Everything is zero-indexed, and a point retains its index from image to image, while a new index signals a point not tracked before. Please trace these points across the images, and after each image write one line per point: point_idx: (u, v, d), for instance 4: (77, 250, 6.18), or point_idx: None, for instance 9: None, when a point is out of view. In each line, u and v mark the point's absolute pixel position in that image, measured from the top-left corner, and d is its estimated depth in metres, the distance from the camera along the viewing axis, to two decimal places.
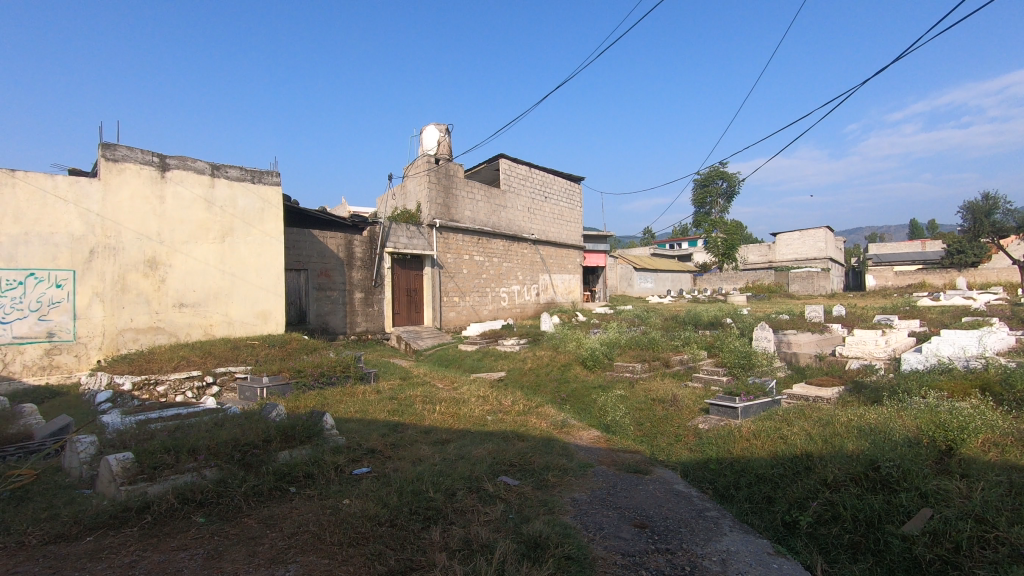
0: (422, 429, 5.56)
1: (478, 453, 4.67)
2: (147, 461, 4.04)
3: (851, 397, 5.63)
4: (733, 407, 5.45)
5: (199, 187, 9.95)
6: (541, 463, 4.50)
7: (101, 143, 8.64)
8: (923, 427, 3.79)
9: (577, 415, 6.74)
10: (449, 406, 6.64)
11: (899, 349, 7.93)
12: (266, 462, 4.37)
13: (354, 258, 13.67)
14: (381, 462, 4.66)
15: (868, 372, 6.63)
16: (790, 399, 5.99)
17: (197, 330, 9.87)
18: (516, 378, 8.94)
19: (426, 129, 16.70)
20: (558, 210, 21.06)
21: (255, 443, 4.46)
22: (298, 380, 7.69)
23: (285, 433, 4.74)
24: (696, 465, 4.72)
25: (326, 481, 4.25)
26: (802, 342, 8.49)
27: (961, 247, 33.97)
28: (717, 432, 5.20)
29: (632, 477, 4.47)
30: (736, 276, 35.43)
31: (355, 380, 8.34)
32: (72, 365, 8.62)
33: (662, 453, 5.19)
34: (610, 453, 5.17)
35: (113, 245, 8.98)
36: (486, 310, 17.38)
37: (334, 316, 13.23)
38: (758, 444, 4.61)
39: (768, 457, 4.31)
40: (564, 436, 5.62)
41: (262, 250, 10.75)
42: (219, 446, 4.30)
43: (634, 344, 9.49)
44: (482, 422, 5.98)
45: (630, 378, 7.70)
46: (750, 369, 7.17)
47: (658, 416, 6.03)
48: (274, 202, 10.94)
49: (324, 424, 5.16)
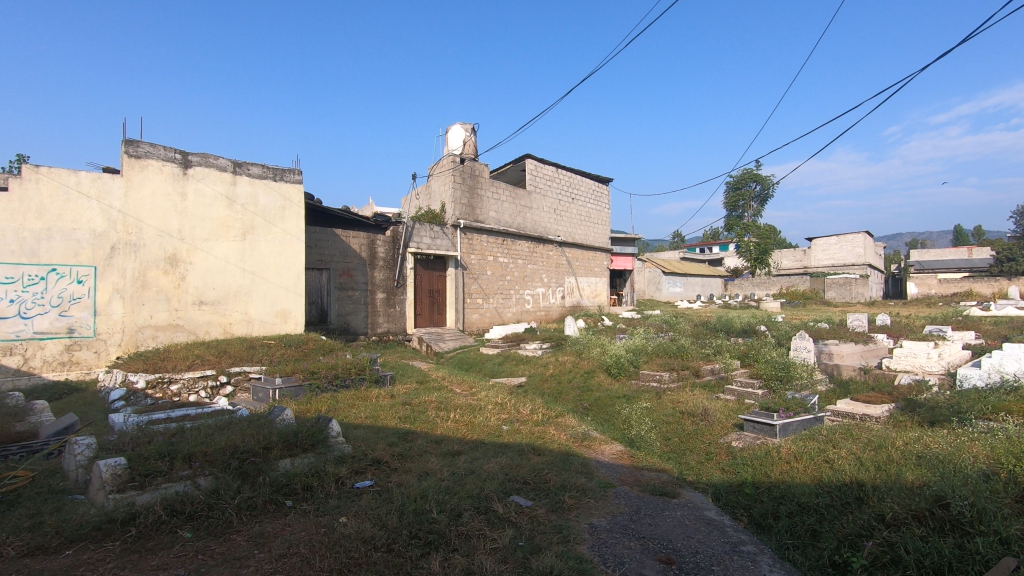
0: (433, 439, 5.24)
1: (490, 468, 4.33)
2: (140, 467, 3.83)
3: (904, 417, 5.13)
4: (771, 424, 4.95)
5: (220, 184, 9.89)
6: (557, 481, 4.12)
7: (123, 139, 8.64)
8: (1001, 461, 3.27)
9: (599, 427, 6.35)
10: (465, 414, 6.30)
11: (954, 364, 7.28)
12: (265, 471, 4.12)
13: (377, 258, 13.50)
14: (386, 474, 4.37)
15: (922, 389, 6.00)
16: (834, 416, 5.48)
17: (216, 328, 9.81)
18: (537, 385, 8.56)
19: (452, 128, 16.48)
20: (585, 212, 20.60)
21: (255, 450, 4.22)
22: (311, 382, 7.48)
23: (288, 440, 4.49)
24: (729, 488, 4.30)
25: (325, 495, 3.97)
26: (845, 353, 7.91)
27: (1012, 255, 31.97)
28: (753, 451, 4.72)
29: (657, 501, 4.05)
30: (769, 281, 34.19)
31: (370, 384, 8.08)
32: (91, 361, 8.59)
33: (690, 472, 4.77)
34: (634, 471, 4.76)
35: (134, 242, 8.96)
36: (510, 313, 17.06)
37: (356, 316, 13.09)
38: (800, 468, 4.15)
39: (811, 484, 3.88)
40: (585, 451, 5.22)
41: (283, 249, 10.64)
42: (215, 453, 4.07)
43: (661, 352, 9.01)
44: (498, 432, 5.62)
45: (657, 389, 7.23)
46: (790, 382, 6.63)
47: (688, 430, 5.58)
48: (296, 200, 10.84)
49: (330, 431, 4.90)
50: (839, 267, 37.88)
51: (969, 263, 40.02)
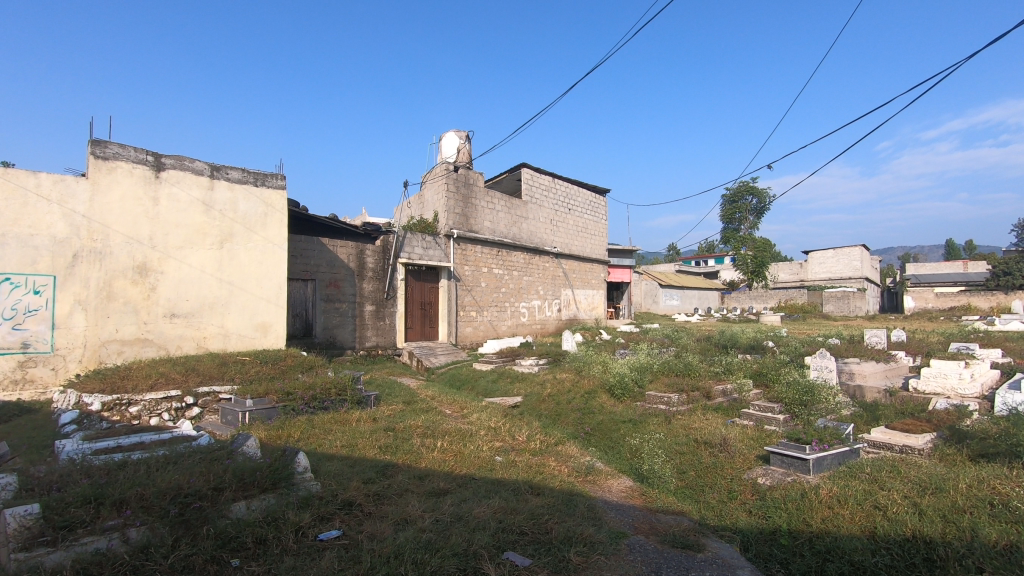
0: (416, 475, 4.57)
1: (481, 513, 3.68)
2: (56, 519, 3.18)
3: (951, 451, 4.54)
4: (804, 459, 4.33)
5: (197, 189, 9.28)
6: (559, 532, 3.45)
7: (89, 139, 8.02)
8: None
9: (604, 456, 5.72)
10: (454, 442, 5.62)
11: (987, 385, 6.71)
12: (212, 519, 3.47)
13: (366, 268, 12.86)
14: (357, 522, 3.71)
15: (962, 416, 5.39)
16: (870, 448, 4.88)
17: (189, 343, 9.11)
18: (534, 405, 7.90)
19: (446, 135, 15.95)
20: (582, 222, 20.07)
21: (202, 493, 3.57)
22: (286, 404, 6.80)
23: (243, 479, 3.84)
24: (759, 536, 3.67)
25: (281, 551, 3.31)
26: (868, 373, 7.29)
27: (1008, 269, 31.41)
28: (785, 492, 4.06)
29: (680, 557, 3.40)
30: (767, 294, 33.73)
31: (352, 406, 7.40)
32: (48, 379, 7.88)
33: (711, 514, 4.14)
34: (648, 514, 4.10)
35: (100, 249, 8.30)
36: (504, 326, 16.42)
37: (342, 329, 12.40)
38: (847, 516, 3.52)
39: (863, 538, 3.27)
40: (590, 488, 4.56)
41: (264, 258, 10.01)
42: (152, 498, 3.43)
43: (667, 370, 8.38)
44: (490, 465, 4.96)
45: (666, 412, 6.59)
46: (814, 407, 6.00)
47: (705, 463, 4.94)
48: (279, 207, 10.23)
49: (296, 467, 4.25)
50: (836, 280, 37.52)
51: (965, 277, 39.74)
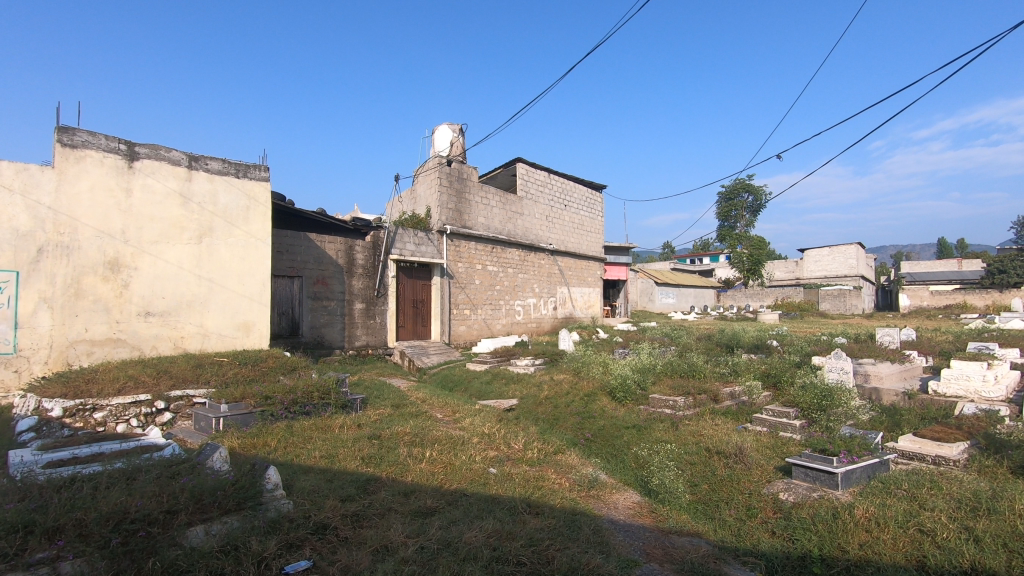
0: (400, 491, 4.11)
1: (472, 538, 3.23)
2: None
3: (991, 463, 4.13)
4: (831, 473, 3.89)
5: (174, 180, 8.76)
6: (562, 563, 3.00)
7: (54, 126, 7.49)
8: None
9: (607, 466, 5.27)
10: (445, 452, 5.16)
11: (1011, 387, 6.31)
12: (161, 548, 2.98)
13: (355, 265, 12.35)
14: (330, 549, 3.26)
15: (995, 421, 4.98)
16: (897, 459, 4.47)
17: (165, 343, 8.60)
18: (530, 409, 7.46)
19: (439, 128, 15.46)
20: (578, 219, 19.64)
21: (151, 518, 3.09)
22: (264, 409, 6.32)
23: (202, 499, 3.36)
24: (786, 561, 3.22)
25: None
26: (885, 374, 6.92)
27: (1003, 267, 31.22)
28: (813, 511, 3.61)
29: None
30: (764, 292, 33.31)
31: (335, 410, 6.91)
32: (10, 382, 7.38)
33: (731, 535, 3.70)
34: (660, 537, 3.67)
35: (68, 244, 7.78)
36: (499, 325, 15.95)
37: (331, 328, 11.90)
38: (889, 542, 3.10)
39: (911, 571, 2.85)
40: (594, 505, 4.12)
41: (245, 253, 9.50)
42: (91, 526, 2.95)
43: (670, 371, 7.94)
44: (484, 478, 4.51)
45: (672, 417, 6.16)
46: (832, 412, 5.58)
47: (719, 475, 4.50)
48: (262, 200, 9.73)
49: (266, 483, 3.78)
50: (833, 279, 37.28)
51: (960, 275, 39.66)
